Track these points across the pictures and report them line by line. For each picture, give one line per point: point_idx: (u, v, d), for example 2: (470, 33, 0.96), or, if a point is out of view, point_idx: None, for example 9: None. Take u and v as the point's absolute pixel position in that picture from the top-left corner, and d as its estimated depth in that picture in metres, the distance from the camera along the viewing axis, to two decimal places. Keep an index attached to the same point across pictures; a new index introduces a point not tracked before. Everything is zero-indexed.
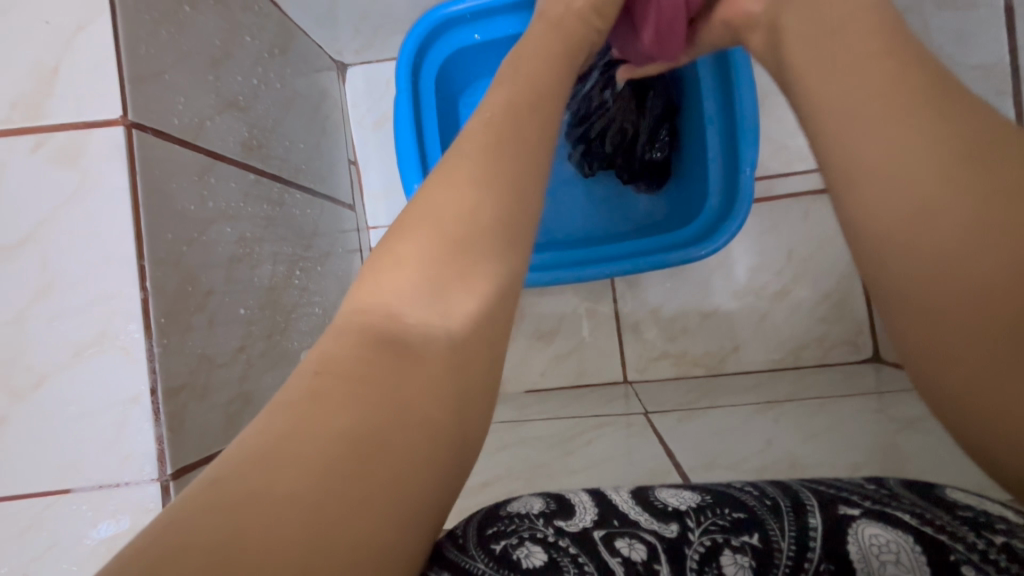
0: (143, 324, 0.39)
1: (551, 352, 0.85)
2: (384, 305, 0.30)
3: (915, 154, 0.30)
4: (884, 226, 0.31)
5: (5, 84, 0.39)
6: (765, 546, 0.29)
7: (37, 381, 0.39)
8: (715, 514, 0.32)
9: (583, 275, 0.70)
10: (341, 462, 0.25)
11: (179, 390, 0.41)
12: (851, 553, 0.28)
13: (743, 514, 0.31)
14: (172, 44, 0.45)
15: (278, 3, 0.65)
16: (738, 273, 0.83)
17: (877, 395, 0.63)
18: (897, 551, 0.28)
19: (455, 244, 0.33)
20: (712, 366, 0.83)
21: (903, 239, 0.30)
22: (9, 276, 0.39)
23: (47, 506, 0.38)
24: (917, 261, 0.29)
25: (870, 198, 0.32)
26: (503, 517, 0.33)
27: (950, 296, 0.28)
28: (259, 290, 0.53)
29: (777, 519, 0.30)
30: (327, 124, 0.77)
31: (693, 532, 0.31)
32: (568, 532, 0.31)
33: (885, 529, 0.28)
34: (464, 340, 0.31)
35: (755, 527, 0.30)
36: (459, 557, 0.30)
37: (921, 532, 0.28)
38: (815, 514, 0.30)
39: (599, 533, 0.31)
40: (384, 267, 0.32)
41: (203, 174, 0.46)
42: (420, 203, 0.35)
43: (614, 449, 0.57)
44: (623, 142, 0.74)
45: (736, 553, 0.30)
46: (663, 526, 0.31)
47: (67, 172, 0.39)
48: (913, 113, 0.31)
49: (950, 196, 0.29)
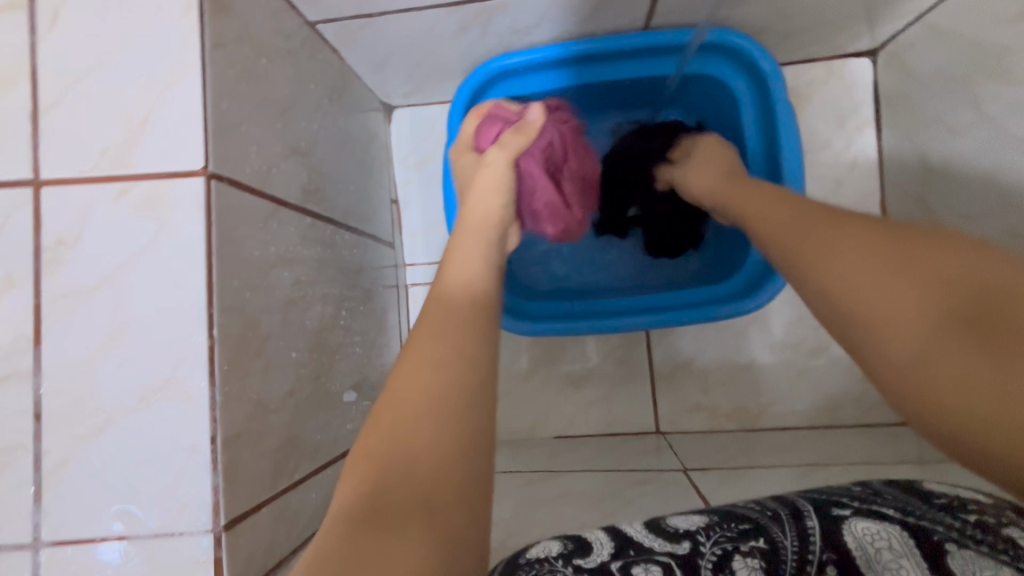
0: (208, 370, 0.39)
1: (582, 398, 0.85)
2: (382, 450, 0.38)
3: (852, 250, 0.42)
4: (849, 305, 0.41)
5: (95, 133, 0.41)
6: (773, 546, 0.40)
7: (101, 424, 0.39)
8: (724, 529, 0.42)
9: (622, 324, 0.69)
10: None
11: (235, 438, 0.41)
12: (850, 543, 0.39)
13: (749, 525, 0.42)
14: (249, 96, 0.47)
15: (339, 52, 0.67)
16: (775, 327, 0.82)
17: (922, 463, 0.62)
18: (886, 535, 0.38)
19: (409, 410, 0.40)
20: (746, 421, 0.81)
21: (874, 304, 0.39)
22: (84, 318, 0.39)
23: (101, 552, 0.38)
24: (886, 318, 0.38)
25: (833, 285, 0.42)
26: (531, 563, 0.42)
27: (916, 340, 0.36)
28: (309, 332, 0.54)
29: (780, 526, 0.41)
30: (373, 165, 0.78)
31: (706, 545, 0.41)
32: (586, 567, 0.41)
33: (873, 522, 0.40)
34: (438, 489, 0.36)
35: (760, 534, 0.41)
36: None
37: (904, 520, 0.39)
38: (813, 517, 0.42)
39: (615, 564, 0.41)
40: (378, 421, 0.40)
41: (267, 221, 0.48)
42: (413, 361, 0.43)
43: (655, 508, 0.56)
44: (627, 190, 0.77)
45: (747, 557, 0.40)
46: (677, 546, 0.41)
47: (147, 220, 0.40)
48: (845, 225, 0.44)
49: (883, 272, 0.39)
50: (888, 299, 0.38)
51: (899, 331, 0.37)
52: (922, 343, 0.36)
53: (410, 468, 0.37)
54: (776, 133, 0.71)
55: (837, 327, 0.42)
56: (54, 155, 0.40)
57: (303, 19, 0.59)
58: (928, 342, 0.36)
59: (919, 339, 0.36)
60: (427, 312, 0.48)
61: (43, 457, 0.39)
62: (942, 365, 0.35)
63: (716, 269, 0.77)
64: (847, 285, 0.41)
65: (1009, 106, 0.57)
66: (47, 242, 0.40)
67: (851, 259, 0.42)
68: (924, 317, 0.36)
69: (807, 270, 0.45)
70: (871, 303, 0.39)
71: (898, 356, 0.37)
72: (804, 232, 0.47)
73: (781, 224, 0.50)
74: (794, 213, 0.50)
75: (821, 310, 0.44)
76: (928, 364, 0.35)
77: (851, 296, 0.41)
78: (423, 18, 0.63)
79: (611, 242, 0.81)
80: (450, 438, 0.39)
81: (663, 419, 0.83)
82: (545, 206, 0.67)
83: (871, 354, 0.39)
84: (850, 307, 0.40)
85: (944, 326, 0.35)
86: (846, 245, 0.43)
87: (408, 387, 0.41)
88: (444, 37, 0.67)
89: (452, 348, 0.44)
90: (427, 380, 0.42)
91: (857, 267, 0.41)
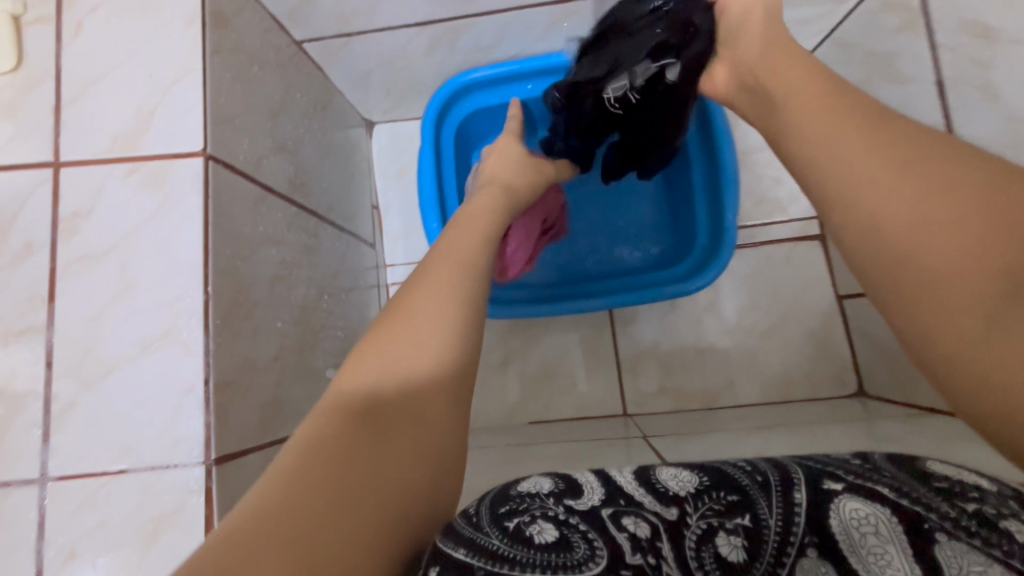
0: (202, 322, 0.45)
1: (554, 385, 0.90)
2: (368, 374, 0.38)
3: (910, 194, 0.35)
4: (893, 259, 0.35)
5: (110, 123, 0.48)
6: (756, 526, 0.35)
7: (106, 370, 0.44)
8: (711, 499, 0.36)
9: (582, 307, 0.75)
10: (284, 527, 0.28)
11: (226, 385, 0.46)
12: (834, 527, 0.34)
13: (736, 496, 0.36)
14: (243, 97, 0.54)
15: (323, 69, 0.75)
16: (728, 312, 0.89)
17: (864, 423, 0.68)
18: (875, 523, 0.33)
19: (406, 359, 0.40)
20: (707, 401, 0.87)
21: (930, 257, 0.33)
22: (95, 279, 0.45)
23: (103, 484, 0.42)
24: (929, 273, 0.33)
25: (884, 232, 0.36)
26: (516, 497, 0.37)
27: (960, 304, 0.31)
28: (294, 308, 0.59)
29: (766, 499, 0.36)
30: (356, 172, 0.86)
31: (692, 517, 0.35)
32: (577, 510, 0.36)
33: (864, 504, 0.34)
34: (423, 420, 0.38)
35: (746, 509, 0.35)
36: (474, 532, 0.34)
37: (897, 504, 0.33)
38: (800, 490, 0.35)
39: (606, 511, 0.36)
40: (375, 341, 0.41)
41: (257, 203, 0.54)
42: (417, 295, 0.45)
43: (618, 460, 0.63)
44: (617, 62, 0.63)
45: (730, 535, 0.35)
46: (664, 509, 0.36)
47: (152, 194, 0.46)
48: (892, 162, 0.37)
49: (952, 221, 0.33)
50: (952, 259, 0.32)
51: (957, 302, 0.31)
52: (969, 306, 0.30)
53: (403, 413, 0.37)
54: (710, 124, 0.75)
55: (873, 279, 0.37)
56: (73, 141, 0.47)
57: (291, 37, 0.67)
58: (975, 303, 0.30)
59: (967, 301, 0.30)
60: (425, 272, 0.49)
61: (53, 401, 0.43)
62: (995, 333, 0.29)
63: (670, 255, 0.83)
64: (905, 242, 0.35)
65: (901, 103, 0.67)
66: (64, 214, 0.46)
67: (915, 208, 0.35)
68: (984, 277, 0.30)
69: (858, 210, 0.38)
70: (917, 253, 0.34)
71: (945, 326, 0.31)
72: (852, 163, 0.40)
73: (849, 139, 0.41)
74: (850, 129, 0.41)
75: (863, 269, 0.38)
76: (987, 337, 0.29)
77: (909, 252, 0.34)
78: (397, 36, 0.72)
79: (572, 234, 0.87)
80: (439, 402, 0.40)
81: (630, 402, 0.88)
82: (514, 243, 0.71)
83: (905, 313, 0.34)
84: (894, 263, 0.35)
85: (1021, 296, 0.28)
86: (922, 190, 0.35)
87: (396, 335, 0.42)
88: (417, 54, 0.76)
89: (450, 302, 0.45)
90: (417, 333, 0.42)
91: (926, 216, 0.34)
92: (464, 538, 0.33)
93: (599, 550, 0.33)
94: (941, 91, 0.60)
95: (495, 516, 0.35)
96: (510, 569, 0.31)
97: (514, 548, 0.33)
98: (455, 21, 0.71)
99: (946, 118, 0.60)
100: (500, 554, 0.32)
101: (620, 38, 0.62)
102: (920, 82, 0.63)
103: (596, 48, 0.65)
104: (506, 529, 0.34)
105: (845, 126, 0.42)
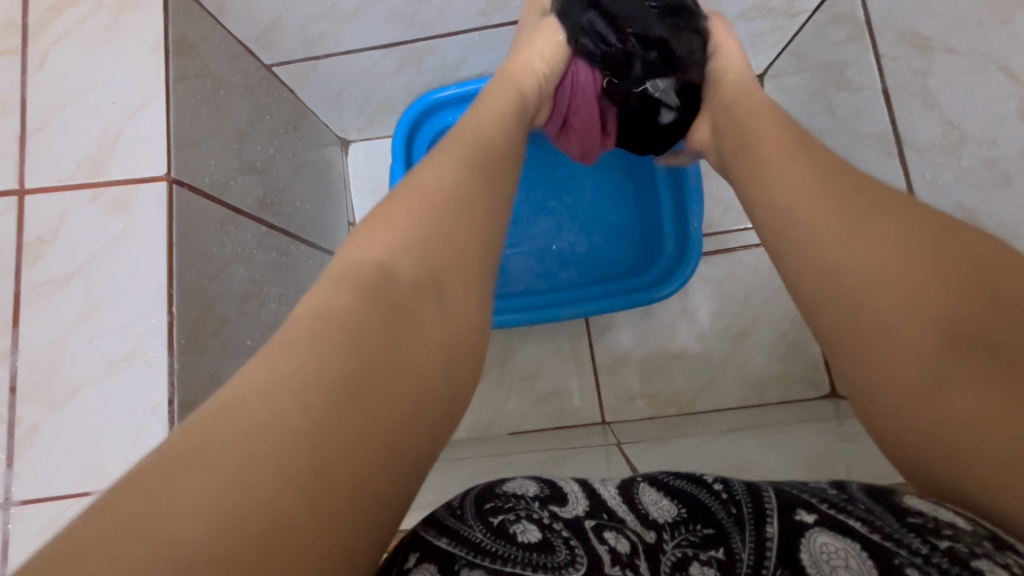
0: (167, 342, 0.45)
1: (533, 394, 0.90)
2: (316, 329, 0.32)
3: (860, 243, 0.39)
4: (848, 300, 0.38)
5: (75, 150, 0.49)
6: (729, 559, 0.33)
7: (70, 393, 0.44)
8: (687, 530, 0.35)
9: (556, 317, 0.76)
10: (259, 442, 0.27)
11: (191, 404, 0.46)
12: (804, 559, 0.32)
13: (713, 529, 0.35)
14: (209, 120, 0.55)
15: (295, 91, 0.76)
16: (702, 317, 0.91)
17: (836, 422, 0.69)
18: (845, 556, 0.31)
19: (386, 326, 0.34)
20: (684, 405, 0.88)
21: (887, 300, 0.36)
22: (60, 303, 0.46)
23: (66, 507, 0.43)
24: (886, 317, 0.36)
25: (847, 272, 0.39)
26: (501, 495, 0.38)
27: (915, 350, 0.34)
28: (264, 325, 0.60)
29: (740, 530, 0.34)
30: (331, 190, 0.86)
31: (668, 544, 0.35)
32: (562, 517, 0.36)
33: (836, 537, 0.32)
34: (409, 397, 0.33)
35: (720, 541, 0.34)
36: (458, 524, 0.36)
37: (868, 539, 0.31)
38: (773, 523, 0.34)
39: (590, 523, 0.36)
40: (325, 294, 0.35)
41: (224, 223, 0.55)
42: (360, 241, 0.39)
43: (595, 465, 0.65)
44: (665, 52, 0.63)
45: (704, 566, 0.33)
46: (643, 531, 0.35)
47: (117, 218, 0.47)
48: (844, 211, 0.41)
49: (906, 269, 0.36)
50: (900, 310, 0.35)
51: (913, 346, 0.34)
52: (919, 351, 0.34)
53: (392, 396, 0.32)
54: None
55: (826, 318, 0.39)
56: (38, 168, 0.48)
57: (260, 61, 0.69)
58: (925, 351, 0.34)
59: (919, 348, 0.34)
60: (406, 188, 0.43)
61: (17, 424, 0.44)
62: (946, 381, 0.32)
63: (640, 264, 0.84)
64: (865, 286, 0.37)
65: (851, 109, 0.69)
66: (29, 240, 0.47)
67: (872, 254, 0.38)
68: (936, 325, 0.34)
69: (817, 249, 0.41)
70: (875, 295, 0.37)
71: (892, 369, 0.35)
72: (814, 206, 0.43)
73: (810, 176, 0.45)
74: (813, 164, 0.45)
75: (810, 299, 0.41)
76: (944, 381, 0.32)
77: (870, 294, 0.37)
78: (365, 57, 0.74)
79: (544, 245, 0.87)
80: (432, 383, 0.34)
81: (608, 409, 0.89)
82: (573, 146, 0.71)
83: (855, 353, 0.37)
84: (853, 303, 0.38)
85: (961, 352, 0.32)
86: (878, 239, 0.38)
87: (370, 250, 0.38)
88: (386, 73, 0.78)
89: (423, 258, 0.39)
90: (395, 261, 0.38)
91: (882, 264, 0.37)
92: (448, 527, 0.36)
93: (580, 557, 0.34)
94: (887, 99, 0.63)
95: (480, 509, 0.36)
96: (491, 564, 0.34)
97: (496, 542, 0.34)
98: (420, 42, 0.73)
99: (892, 124, 0.62)
100: (481, 547, 0.34)
101: (688, 45, 0.63)
102: (867, 89, 0.65)
103: (684, 23, 0.63)
104: (490, 524, 0.35)
105: (794, 155, 0.47)
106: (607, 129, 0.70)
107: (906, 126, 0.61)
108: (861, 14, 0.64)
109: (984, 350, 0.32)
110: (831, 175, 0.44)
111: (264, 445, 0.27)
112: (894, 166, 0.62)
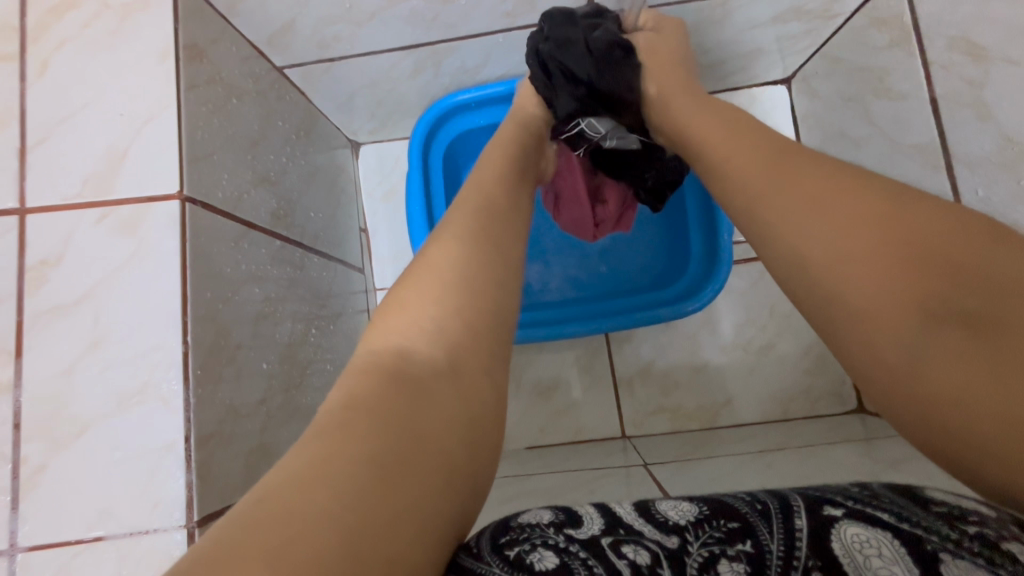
0: (182, 374, 0.42)
1: (551, 408, 0.88)
2: (337, 409, 0.32)
3: (823, 230, 0.37)
4: (822, 292, 0.36)
5: (79, 165, 0.45)
6: (758, 552, 0.32)
7: (79, 429, 0.42)
8: (711, 527, 0.34)
9: (565, 333, 0.74)
10: (299, 514, 0.25)
11: (209, 439, 0.43)
12: (836, 550, 0.31)
13: (738, 523, 0.34)
14: (221, 130, 0.52)
15: (306, 93, 0.72)
16: (725, 329, 0.88)
17: (865, 442, 0.66)
18: (878, 545, 0.30)
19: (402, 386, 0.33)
20: (706, 420, 0.85)
21: (859, 285, 0.34)
22: (65, 332, 0.43)
23: (75, 554, 0.40)
24: (862, 305, 0.34)
25: (818, 264, 0.36)
26: (515, 528, 0.35)
27: (896, 333, 0.32)
28: (280, 345, 0.56)
29: (767, 523, 0.33)
30: (342, 195, 0.82)
31: (692, 545, 0.33)
32: (578, 539, 0.34)
33: (864, 528, 0.32)
34: (430, 444, 0.31)
35: (747, 535, 0.33)
36: (474, 563, 0.33)
37: (896, 527, 0.31)
38: (801, 515, 0.33)
39: (606, 539, 0.34)
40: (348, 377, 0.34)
41: (238, 240, 0.51)
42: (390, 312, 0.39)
43: (617, 490, 0.60)
44: (591, 88, 0.61)
45: (733, 561, 0.32)
46: (664, 537, 0.34)
47: (126, 239, 0.44)
48: (812, 199, 0.38)
49: (870, 251, 0.34)
50: (874, 295, 0.33)
51: (891, 330, 0.33)
52: (895, 334, 0.32)
53: (422, 453, 0.31)
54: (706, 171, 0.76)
55: (813, 317, 0.37)
56: (40, 184, 0.45)
57: (270, 63, 0.65)
58: (905, 333, 0.32)
59: (898, 332, 0.32)
60: (426, 260, 0.42)
61: (21, 464, 0.41)
62: (930, 359, 0.31)
63: (664, 272, 0.81)
64: (838, 274, 0.35)
65: (892, 120, 0.66)
66: (31, 263, 0.43)
67: (836, 239, 0.36)
68: (910, 305, 0.32)
69: (787, 245, 0.39)
70: (843, 284, 0.35)
71: (879, 356, 0.33)
72: (774, 198, 0.41)
73: (806, 163, 0.41)
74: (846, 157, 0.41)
75: (798, 296, 0.38)
76: (928, 360, 0.31)
77: (841, 282, 0.35)
78: (381, 60, 0.70)
79: (563, 260, 0.84)
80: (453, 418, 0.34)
81: (628, 424, 0.86)
82: (570, 220, 0.76)
83: (842, 345, 0.36)
84: (824, 295, 0.36)
85: (940, 327, 0.31)
86: (837, 222, 0.36)
87: (390, 339, 0.37)
88: (401, 76, 0.74)
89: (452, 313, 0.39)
90: (409, 347, 0.36)
91: (845, 250, 0.35)
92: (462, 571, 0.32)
93: None
94: (934, 109, 0.59)
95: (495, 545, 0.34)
96: None
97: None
98: (439, 44, 0.69)
99: (941, 137, 0.59)
100: None
101: (617, 79, 0.60)
102: (911, 98, 0.62)
103: (615, 59, 0.60)
104: (506, 558, 0.33)
105: (783, 149, 0.43)
106: (602, 198, 0.76)
107: (956, 139, 0.58)
108: (908, 19, 0.60)
109: (960, 321, 0.30)
110: (807, 161, 0.41)
111: (304, 517, 0.25)
112: (942, 179, 0.60)
